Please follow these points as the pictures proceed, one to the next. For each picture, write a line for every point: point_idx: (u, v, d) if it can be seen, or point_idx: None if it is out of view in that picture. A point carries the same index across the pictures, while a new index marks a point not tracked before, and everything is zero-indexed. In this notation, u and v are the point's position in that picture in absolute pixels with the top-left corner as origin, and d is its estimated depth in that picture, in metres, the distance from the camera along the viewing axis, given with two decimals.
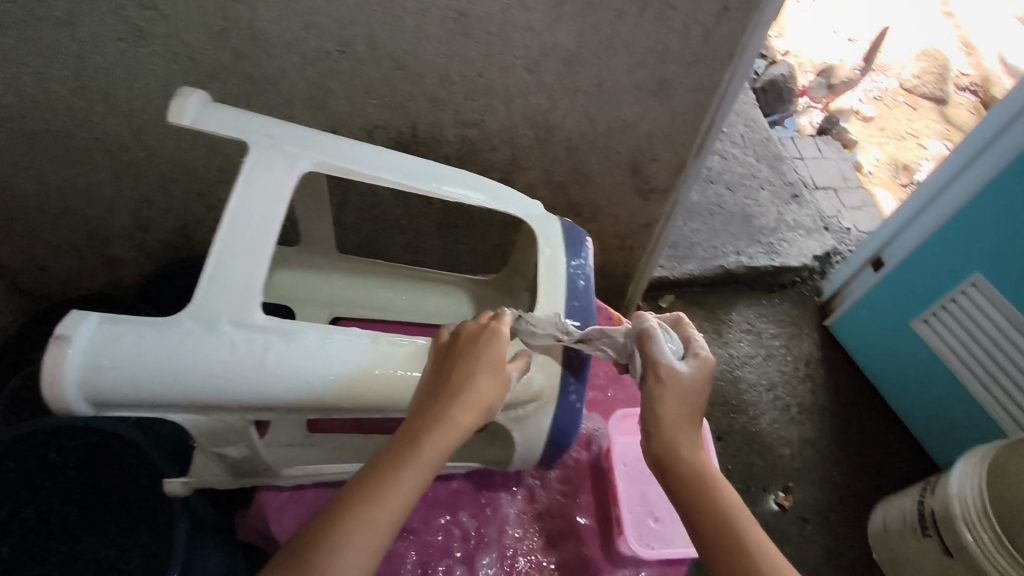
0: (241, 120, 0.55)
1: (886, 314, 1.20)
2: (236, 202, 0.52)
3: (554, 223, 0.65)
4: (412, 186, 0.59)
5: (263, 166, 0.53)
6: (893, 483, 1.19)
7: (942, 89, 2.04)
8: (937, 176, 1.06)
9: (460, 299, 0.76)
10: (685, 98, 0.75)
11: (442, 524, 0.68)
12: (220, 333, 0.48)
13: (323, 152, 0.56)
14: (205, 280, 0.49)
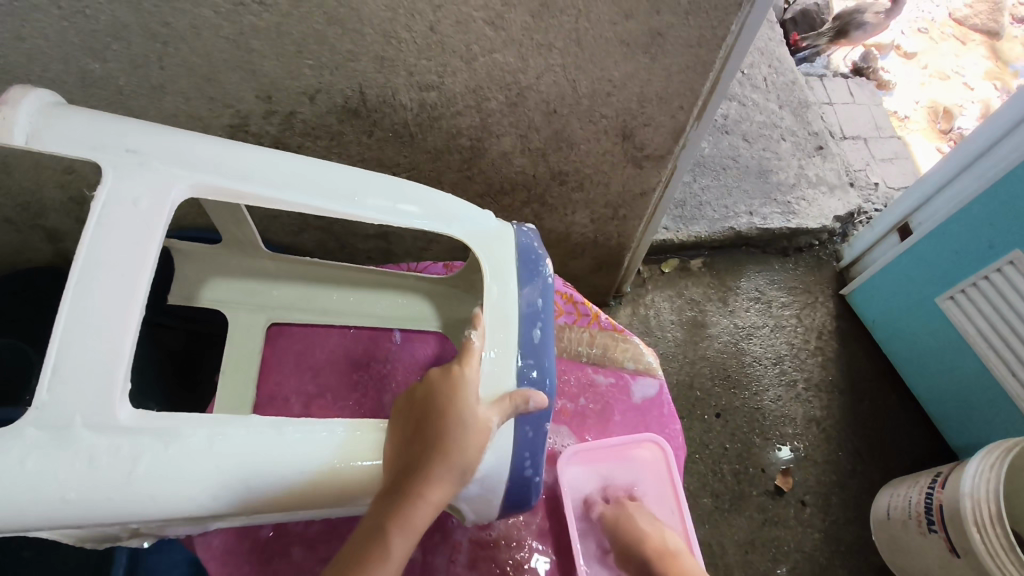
0: (93, 133, 0.44)
1: (909, 288, 1.09)
2: (91, 254, 0.41)
3: (502, 242, 0.57)
4: (326, 206, 0.49)
5: (125, 199, 0.43)
6: (902, 465, 1.11)
7: (995, 22, 1.79)
8: (978, 140, 0.93)
9: (415, 302, 0.67)
10: (682, 55, 0.63)
11: None
12: (73, 438, 0.38)
13: (206, 171, 0.46)
14: (49, 373, 0.39)
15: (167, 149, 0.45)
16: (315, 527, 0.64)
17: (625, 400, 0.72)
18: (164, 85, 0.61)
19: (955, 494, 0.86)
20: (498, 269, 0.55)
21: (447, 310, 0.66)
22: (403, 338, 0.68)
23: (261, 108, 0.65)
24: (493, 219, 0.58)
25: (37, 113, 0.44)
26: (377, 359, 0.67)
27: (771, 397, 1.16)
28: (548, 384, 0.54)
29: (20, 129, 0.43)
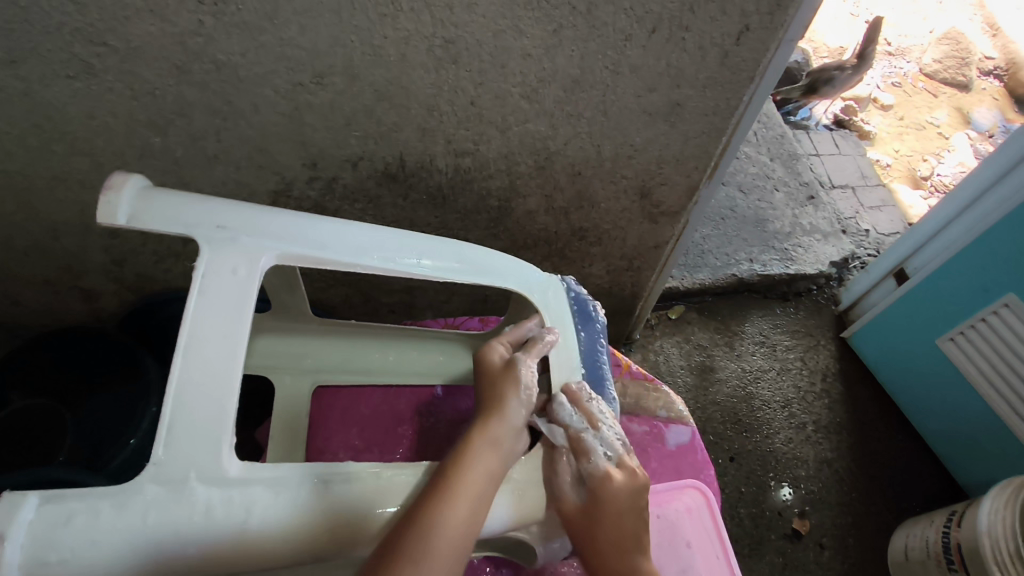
0: (186, 209, 0.48)
1: (909, 330, 1.14)
2: (197, 320, 0.44)
3: (552, 292, 0.65)
4: (400, 269, 0.54)
5: (224, 270, 0.46)
6: (915, 504, 1.13)
7: (964, 74, 1.93)
8: (966, 190, 1.00)
9: (458, 355, 0.71)
10: (699, 122, 0.69)
11: None
12: (189, 494, 0.41)
13: (290, 241, 0.50)
14: (163, 430, 0.42)
15: (254, 223, 0.49)
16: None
17: (662, 446, 0.73)
18: (219, 155, 0.65)
19: (973, 532, 0.89)
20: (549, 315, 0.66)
21: None
22: (444, 393, 0.71)
23: (305, 174, 0.69)
24: (542, 273, 0.65)
25: (134, 195, 0.47)
26: (420, 413, 0.70)
27: (783, 439, 1.18)
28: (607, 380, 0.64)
29: (122, 208, 0.46)
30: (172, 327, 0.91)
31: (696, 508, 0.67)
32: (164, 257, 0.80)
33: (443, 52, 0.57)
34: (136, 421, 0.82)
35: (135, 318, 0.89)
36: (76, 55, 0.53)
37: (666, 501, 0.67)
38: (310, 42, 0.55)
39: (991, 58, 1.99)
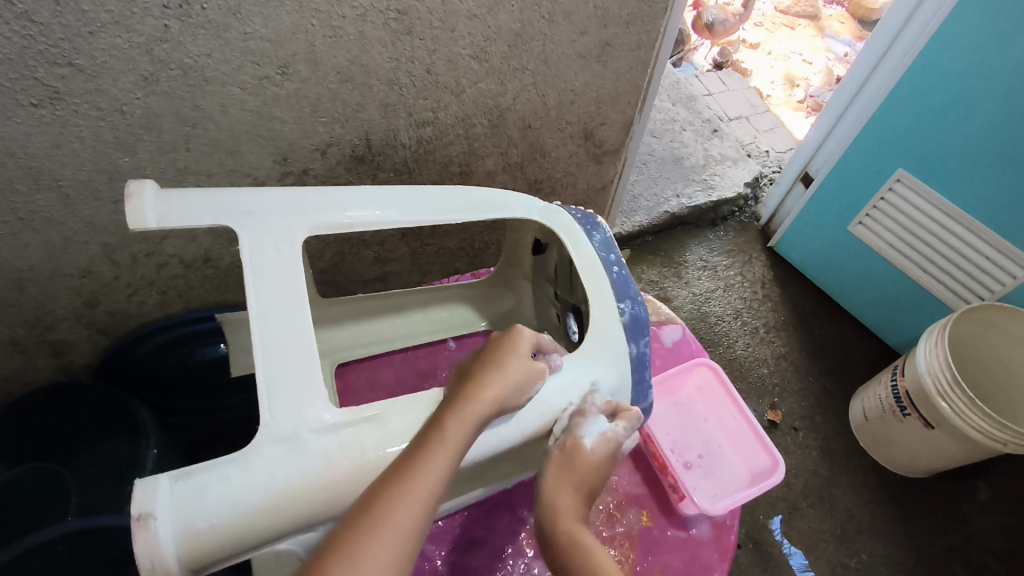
0: (212, 202, 0.51)
1: (824, 226, 1.28)
2: (258, 294, 0.49)
3: (561, 212, 0.67)
4: (415, 218, 0.59)
5: (268, 249, 0.51)
6: (862, 373, 1.28)
7: (813, 5, 2.13)
8: (846, 90, 1.15)
9: (461, 307, 0.78)
10: (626, 58, 0.77)
11: (506, 526, 0.72)
12: (305, 445, 0.45)
13: (313, 212, 0.54)
14: (261, 392, 0.46)
15: (275, 204, 0.53)
16: (437, 526, 0.71)
17: (659, 343, 0.82)
18: (190, 165, 0.66)
19: (915, 377, 1.02)
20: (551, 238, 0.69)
21: (497, 308, 0.78)
22: (457, 344, 0.77)
23: (276, 171, 0.71)
24: (540, 201, 0.66)
25: (155, 199, 0.50)
26: (441, 368, 0.75)
27: (742, 345, 1.31)
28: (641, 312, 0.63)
29: (149, 213, 0.49)
30: (151, 366, 0.90)
31: (706, 383, 0.78)
32: (139, 288, 0.81)
33: (397, 24, 0.61)
34: (142, 468, 0.82)
35: (112, 361, 0.88)
36: (41, 81, 0.53)
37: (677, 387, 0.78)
38: (273, 33, 0.57)
39: None
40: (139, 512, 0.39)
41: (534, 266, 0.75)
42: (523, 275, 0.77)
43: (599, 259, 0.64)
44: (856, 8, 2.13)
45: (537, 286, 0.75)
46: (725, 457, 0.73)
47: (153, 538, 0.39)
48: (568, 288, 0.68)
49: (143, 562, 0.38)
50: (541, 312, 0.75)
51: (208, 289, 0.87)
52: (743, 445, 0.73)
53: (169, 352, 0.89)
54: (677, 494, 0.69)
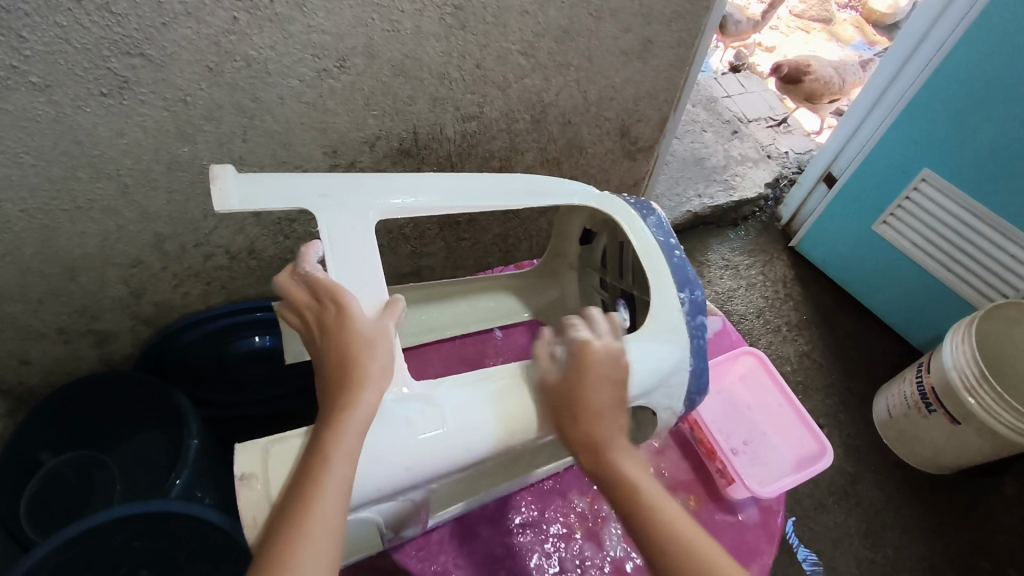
0: (293, 185, 0.56)
1: (847, 225, 1.30)
2: (338, 270, 0.54)
3: (617, 198, 0.69)
4: (478, 203, 0.63)
5: (345, 228, 0.55)
6: (885, 371, 1.29)
7: (827, 10, 2.09)
8: (871, 91, 1.17)
9: (505, 298, 0.80)
10: (666, 56, 0.78)
11: (558, 510, 0.71)
12: (387, 412, 0.49)
13: (385, 196, 0.59)
14: None
15: (351, 187, 0.58)
16: (490, 508, 0.70)
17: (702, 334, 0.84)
18: (243, 156, 0.68)
19: (941, 373, 1.02)
20: (603, 226, 0.73)
21: (541, 299, 0.81)
22: (504, 334, 0.80)
23: (326, 163, 0.73)
24: (592, 189, 0.70)
25: (238, 182, 0.54)
26: (488, 355, 0.78)
27: (765, 343, 1.32)
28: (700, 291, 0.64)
29: (233, 194, 0.53)
30: (199, 360, 0.93)
31: (749, 371, 0.80)
32: (184, 279, 0.82)
33: (452, 19, 0.63)
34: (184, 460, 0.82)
35: (152, 352, 0.88)
36: (113, 71, 0.55)
37: (724, 376, 0.80)
38: (335, 26, 0.59)
39: None
40: (243, 473, 0.47)
41: (580, 257, 0.79)
42: (569, 265, 0.80)
43: (658, 243, 0.66)
44: (869, 13, 2.05)
45: (585, 276, 0.79)
46: (771, 446, 0.75)
47: (253, 494, 0.46)
48: (619, 274, 0.72)
49: (244, 516, 0.46)
50: (588, 301, 0.79)
51: (249, 281, 0.88)
52: (790, 434, 0.75)
53: (212, 342, 0.91)
54: (724, 479, 0.71)
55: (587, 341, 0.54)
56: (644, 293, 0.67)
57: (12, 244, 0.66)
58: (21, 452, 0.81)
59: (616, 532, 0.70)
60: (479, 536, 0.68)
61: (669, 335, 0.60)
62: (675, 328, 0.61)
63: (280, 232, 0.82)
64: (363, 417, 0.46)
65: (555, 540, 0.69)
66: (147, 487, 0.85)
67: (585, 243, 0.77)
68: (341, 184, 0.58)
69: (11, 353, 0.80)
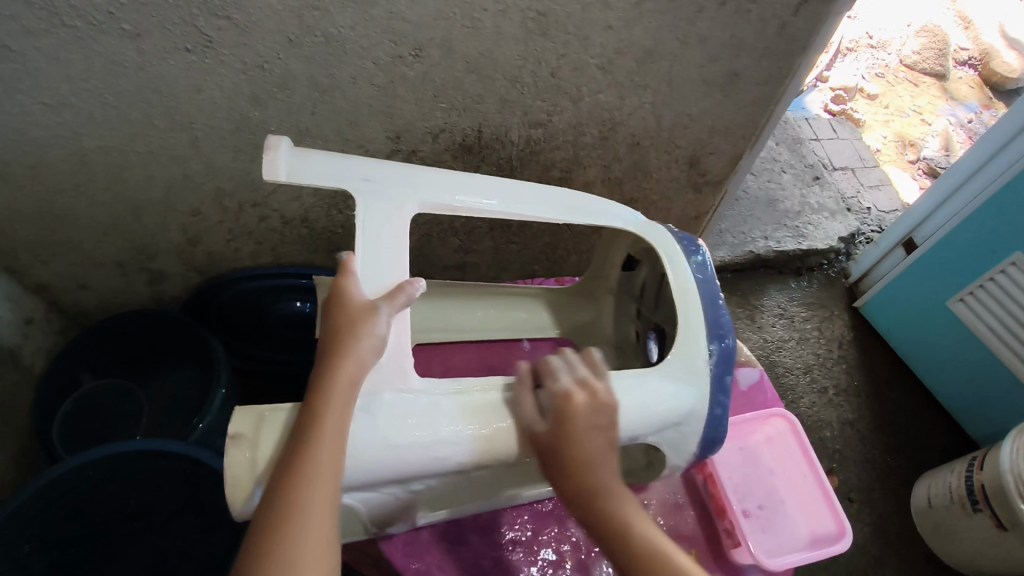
0: (336, 167, 0.56)
1: (920, 295, 1.21)
2: (363, 257, 0.54)
3: (661, 227, 0.66)
4: (522, 211, 0.62)
5: (382, 217, 0.55)
6: (931, 457, 1.21)
7: (942, 64, 1.92)
8: (969, 161, 1.07)
9: (541, 311, 0.79)
10: (752, 91, 0.75)
11: (554, 534, 0.70)
12: (381, 403, 0.49)
13: (425, 190, 0.58)
14: None
15: (393, 178, 0.57)
16: (485, 517, 0.69)
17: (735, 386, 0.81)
18: (311, 128, 0.69)
19: (995, 471, 0.94)
20: (646, 256, 0.70)
21: (579, 316, 0.79)
22: (531, 346, 0.79)
23: (388, 147, 0.73)
24: (638, 215, 0.67)
25: (286, 155, 0.54)
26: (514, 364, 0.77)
27: (807, 403, 1.26)
28: (730, 341, 0.60)
29: (281, 166, 0.53)
30: (237, 315, 0.96)
31: (778, 434, 0.76)
32: (237, 236, 0.84)
33: (535, 24, 0.62)
34: (208, 405, 0.85)
35: (196, 301, 0.92)
36: (200, 29, 0.57)
37: (750, 432, 0.76)
38: (416, 16, 0.59)
39: (967, 48, 1.96)
40: (235, 432, 0.48)
41: (620, 282, 0.76)
42: (609, 288, 0.77)
43: (697, 282, 0.62)
44: (989, 74, 1.90)
45: (620, 303, 0.76)
46: (785, 516, 0.71)
47: (240, 453, 0.47)
48: (653, 307, 0.69)
49: (228, 475, 0.47)
50: (620, 329, 0.76)
51: (298, 248, 0.90)
52: (807, 506, 0.71)
53: (254, 300, 0.94)
54: (730, 540, 0.68)
55: (568, 394, 0.52)
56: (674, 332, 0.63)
57: (84, 175, 0.70)
58: (69, 367, 0.87)
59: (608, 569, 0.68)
60: (467, 545, 0.67)
61: (690, 378, 0.58)
62: (696, 372, 0.58)
63: (336, 207, 0.83)
64: (350, 383, 0.47)
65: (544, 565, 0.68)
66: (170, 423, 0.89)
67: (627, 268, 0.75)
68: (384, 171, 0.58)
69: (71, 276, 0.85)
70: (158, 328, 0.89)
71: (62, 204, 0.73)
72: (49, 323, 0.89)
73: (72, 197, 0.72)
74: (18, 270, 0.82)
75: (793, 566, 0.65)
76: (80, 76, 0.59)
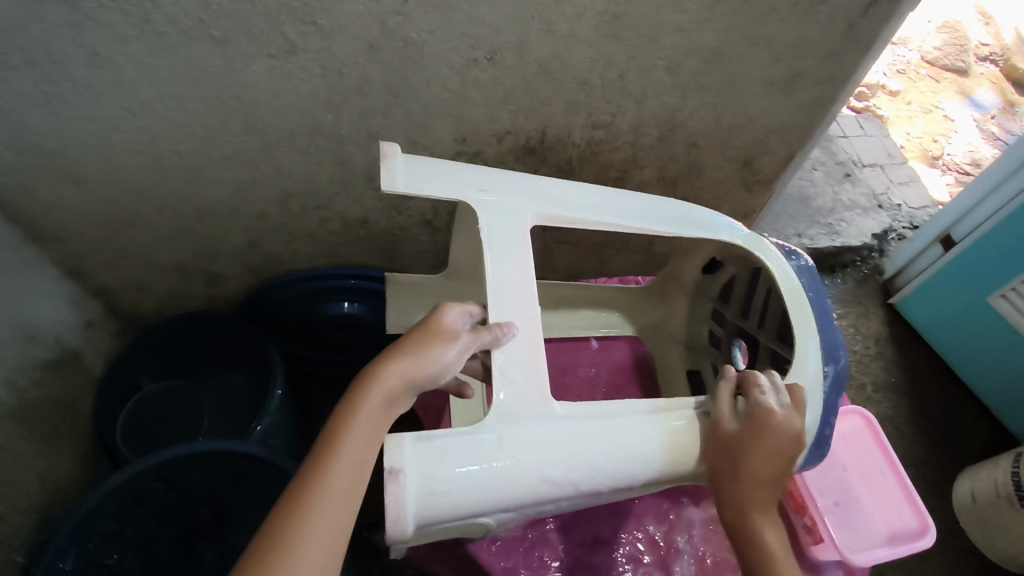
0: (453, 176, 0.60)
1: (958, 291, 1.22)
2: (497, 275, 0.57)
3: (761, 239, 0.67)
4: (632, 225, 0.65)
5: (500, 224, 0.59)
6: (971, 452, 1.21)
7: (963, 60, 1.91)
8: (1010, 157, 1.08)
9: (606, 310, 0.81)
10: (812, 91, 0.76)
11: (634, 532, 0.73)
12: (524, 430, 0.51)
13: (541, 200, 0.62)
14: (497, 372, 0.53)
15: (512, 188, 0.61)
16: (566, 518, 0.73)
17: None
18: (380, 131, 0.70)
19: None
20: (732, 261, 0.73)
21: (644, 316, 0.81)
22: (599, 345, 0.84)
23: (453, 149, 0.74)
24: (736, 226, 0.69)
25: (402, 163, 0.58)
26: (582, 365, 0.83)
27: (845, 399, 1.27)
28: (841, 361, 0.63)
29: (398, 174, 0.57)
30: (292, 316, 0.97)
31: (853, 430, 0.77)
32: (297, 238, 0.85)
33: (609, 27, 0.62)
34: (265, 408, 0.85)
35: (256, 306, 0.94)
36: (284, 35, 0.58)
37: None
38: (495, 20, 0.60)
39: (988, 44, 1.95)
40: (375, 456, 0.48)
41: (697, 285, 0.78)
42: (682, 289, 0.80)
43: (806, 301, 0.64)
44: (1011, 70, 1.90)
45: (696, 304, 0.79)
46: (865, 512, 0.72)
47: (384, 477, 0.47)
48: (742, 314, 0.73)
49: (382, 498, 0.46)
50: (694, 329, 0.79)
51: (354, 250, 0.91)
52: (887, 505, 0.72)
53: (308, 301, 0.95)
54: (810, 538, 0.70)
55: (771, 410, 0.56)
56: (790, 352, 0.64)
57: (156, 179, 0.71)
58: (129, 369, 0.88)
59: (688, 564, 0.71)
60: (551, 543, 0.70)
61: (807, 397, 0.60)
62: (812, 394, 0.60)
63: (395, 209, 0.84)
64: (393, 394, 0.48)
65: (626, 562, 0.71)
66: (232, 422, 0.90)
67: (706, 272, 0.77)
68: (497, 180, 0.62)
69: (133, 280, 0.86)
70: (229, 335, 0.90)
71: (131, 208, 0.74)
72: (108, 325, 0.90)
73: (142, 201, 0.73)
74: (81, 274, 0.83)
75: (876, 562, 0.67)
76: (163, 82, 0.60)
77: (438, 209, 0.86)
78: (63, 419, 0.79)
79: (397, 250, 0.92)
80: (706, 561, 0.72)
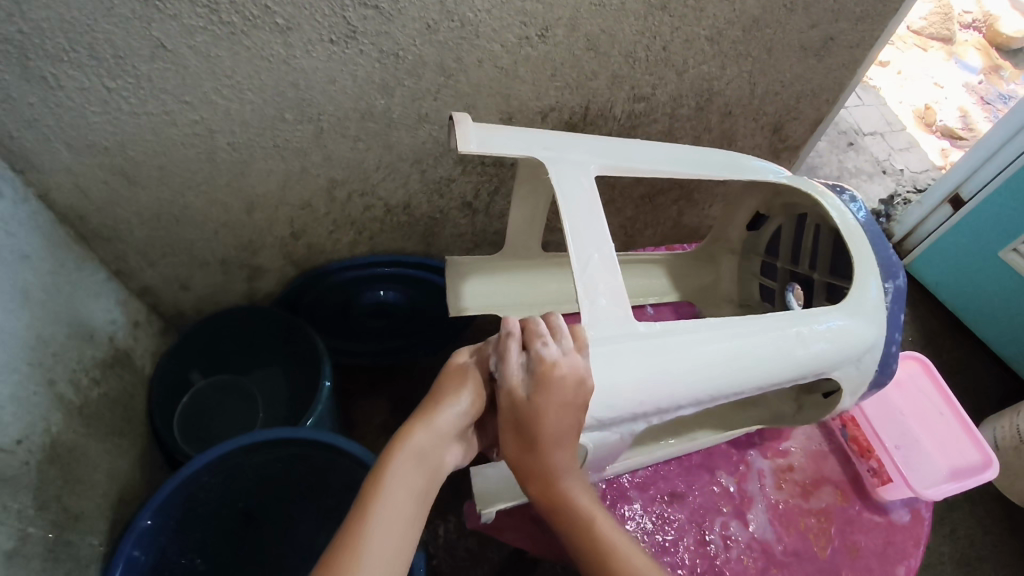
0: (519, 140, 0.61)
1: (970, 249, 1.25)
2: (572, 217, 0.59)
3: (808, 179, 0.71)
4: (690, 173, 0.68)
5: (570, 180, 0.61)
6: (987, 402, 1.26)
7: (949, 28, 1.90)
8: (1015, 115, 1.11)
9: (658, 275, 0.86)
10: (843, 55, 0.78)
11: (707, 484, 0.76)
12: (626, 345, 0.55)
13: (602, 155, 0.64)
14: (584, 296, 0.55)
15: (573, 146, 0.63)
16: (641, 475, 0.76)
17: None
18: (430, 113, 0.71)
19: None
20: (779, 210, 0.78)
21: (694, 279, 0.86)
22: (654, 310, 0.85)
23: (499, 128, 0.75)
24: (781, 170, 0.73)
25: (469, 130, 0.59)
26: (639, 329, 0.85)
27: None
28: (899, 278, 0.66)
29: (470, 138, 0.58)
30: (338, 304, 0.98)
31: (911, 377, 0.84)
32: (340, 226, 0.86)
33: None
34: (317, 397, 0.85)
35: (296, 291, 0.94)
36: (346, 19, 0.59)
37: None
38: None
39: (971, 11, 1.94)
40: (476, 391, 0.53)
41: (745, 242, 0.84)
42: (730, 248, 0.85)
43: (861, 226, 0.68)
44: (994, 36, 1.88)
45: (744, 263, 0.84)
46: (926, 453, 0.78)
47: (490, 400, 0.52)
48: (791, 258, 0.77)
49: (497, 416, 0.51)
50: (743, 286, 0.84)
51: (395, 237, 0.92)
52: (948, 445, 0.79)
53: (351, 288, 0.96)
54: (877, 479, 0.76)
55: (553, 364, 0.49)
56: (847, 283, 0.68)
57: (208, 172, 0.71)
58: (183, 367, 0.89)
59: (762, 512, 0.74)
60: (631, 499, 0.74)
61: (869, 316, 0.64)
62: (871, 313, 0.64)
63: (438, 191, 0.85)
64: (420, 448, 0.45)
65: (704, 513, 0.74)
66: (294, 410, 0.91)
67: (751, 228, 0.82)
68: (559, 140, 0.64)
69: (177, 277, 0.86)
70: (271, 324, 0.90)
71: (182, 204, 0.74)
72: (152, 325, 0.90)
73: (193, 195, 0.74)
74: (128, 273, 0.83)
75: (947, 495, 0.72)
76: (224, 72, 0.61)
77: (481, 190, 0.87)
78: (122, 417, 0.80)
79: (437, 234, 0.93)
80: (779, 507, 0.75)
